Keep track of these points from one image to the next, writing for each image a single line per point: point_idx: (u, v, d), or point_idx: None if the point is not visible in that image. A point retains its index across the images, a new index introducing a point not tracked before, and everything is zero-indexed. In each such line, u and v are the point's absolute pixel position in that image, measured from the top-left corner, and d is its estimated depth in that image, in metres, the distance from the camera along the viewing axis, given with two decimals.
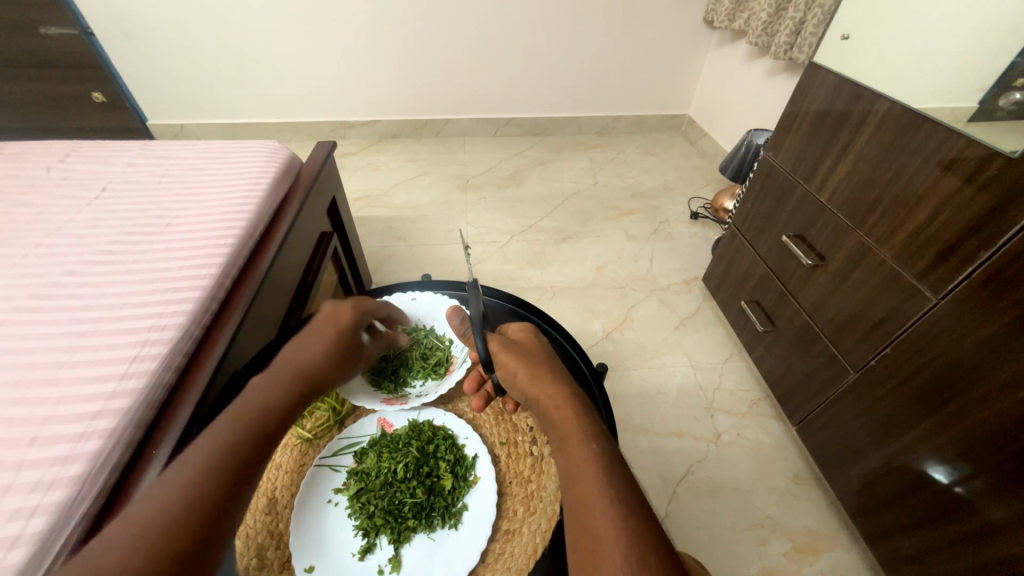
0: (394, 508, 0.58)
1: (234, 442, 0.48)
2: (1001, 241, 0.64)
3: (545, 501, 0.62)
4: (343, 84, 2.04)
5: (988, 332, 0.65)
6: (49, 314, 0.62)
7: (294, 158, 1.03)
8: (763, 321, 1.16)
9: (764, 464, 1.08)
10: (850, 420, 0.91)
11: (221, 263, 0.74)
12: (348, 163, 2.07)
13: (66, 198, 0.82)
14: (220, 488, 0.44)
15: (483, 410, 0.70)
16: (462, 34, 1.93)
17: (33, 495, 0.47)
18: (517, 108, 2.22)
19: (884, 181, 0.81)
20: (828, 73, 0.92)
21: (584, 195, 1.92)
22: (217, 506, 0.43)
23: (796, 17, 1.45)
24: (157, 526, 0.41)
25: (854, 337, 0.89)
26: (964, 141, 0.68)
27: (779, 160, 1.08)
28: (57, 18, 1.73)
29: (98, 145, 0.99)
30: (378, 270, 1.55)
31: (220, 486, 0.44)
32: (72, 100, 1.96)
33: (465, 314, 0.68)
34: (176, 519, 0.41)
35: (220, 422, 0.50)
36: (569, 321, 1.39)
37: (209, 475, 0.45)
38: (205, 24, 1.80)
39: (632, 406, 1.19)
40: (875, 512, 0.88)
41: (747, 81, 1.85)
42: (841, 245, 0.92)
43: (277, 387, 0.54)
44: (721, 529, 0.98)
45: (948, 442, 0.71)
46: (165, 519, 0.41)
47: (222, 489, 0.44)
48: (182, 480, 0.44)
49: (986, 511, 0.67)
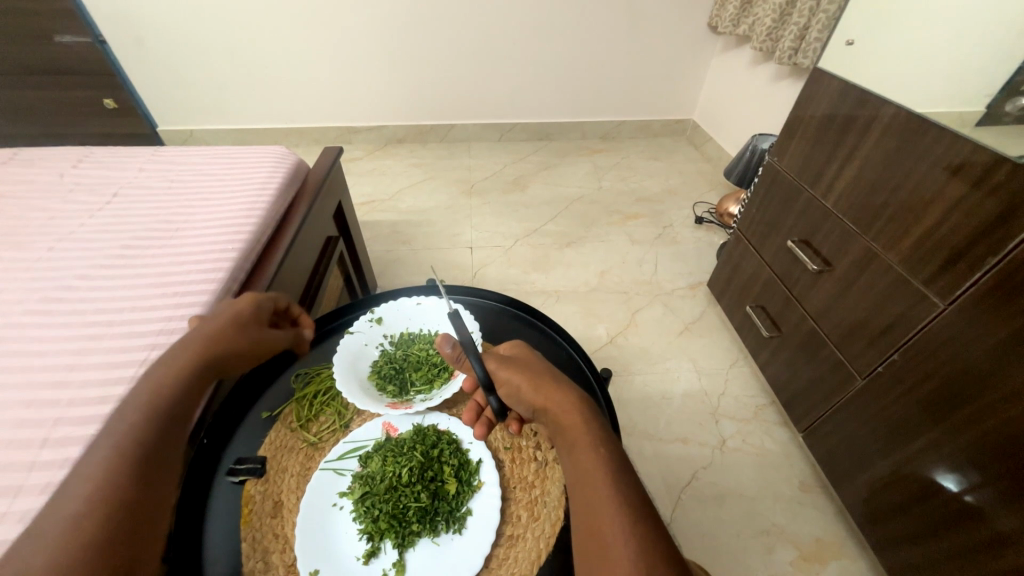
0: (399, 512, 0.58)
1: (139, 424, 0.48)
2: (1011, 246, 0.63)
3: (550, 506, 0.62)
4: (351, 90, 2.07)
5: (997, 339, 0.65)
6: (61, 318, 0.63)
7: (301, 163, 1.04)
8: (769, 326, 1.15)
9: (770, 470, 1.07)
10: (858, 426, 0.90)
11: (230, 267, 0.75)
12: (354, 168, 2.09)
13: (79, 203, 0.83)
14: (126, 471, 0.45)
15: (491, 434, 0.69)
16: (467, 39, 1.95)
17: (43, 497, 0.48)
18: (522, 113, 2.23)
19: (891, 186, 0.81)
20: (833, 79, 0.91)
21: (588, 200, 1.93)
22: (125, 489, 0.44)
23: (801, 23, 1.46)
24: (70, 524, 0.41)
25: (860, 343, 0.88)
26: (971, 147, 0.68)
27: (784, 165, 1.08)
28: (71, 26, 1.76)
29: (109, 150, 1.00)
30: (383, 274, 1.57)
31: (126, 469, 0.45)
32: (83, 106, 1.99)
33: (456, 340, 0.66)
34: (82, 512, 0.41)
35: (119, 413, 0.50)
36: (573, 325, 1.39)
37: (114, 460, 0.45)
38: (215, 32, 1.83)
39: (636, 411, 1.18)
40: (883, 520, 0.87)
41: (752, 87, 1.86)
42: (847, 250, 0.91)
43: (171, 368, 0.54)
44: (727, 537, 0.97)
45: (958, 450, 0.70)
46: (86, 513, 0.41)
47: (130, 470, 0.45)
48: (87, 475, 0.44)
49: (997, 520, 0.66)
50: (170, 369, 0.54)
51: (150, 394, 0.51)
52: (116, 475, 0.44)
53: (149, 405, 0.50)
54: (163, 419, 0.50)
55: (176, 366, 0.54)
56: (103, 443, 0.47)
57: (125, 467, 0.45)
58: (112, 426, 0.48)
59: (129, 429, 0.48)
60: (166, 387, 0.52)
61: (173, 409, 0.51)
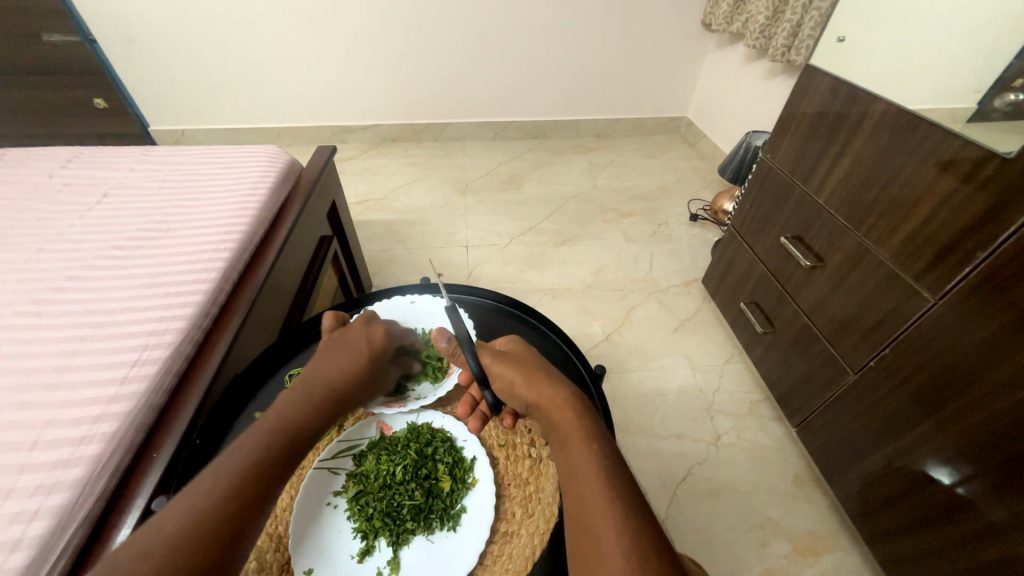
0: (394, 509, 0.59)
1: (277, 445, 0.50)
2: (999, 241, 0.64)
3: (544, 502, 0.62)
4: (344, 89, 2.06)
5: (986, 332, 0.65)
6: (50, 319, 0.63)
7: (294, 163, 1.04)
8: (762, 322, 1.16)
9: (764, 465, 1.08)
10: (850, 420, 0.91)
11: (222, 267, 0.74)
12: (348, 167, 2.08)
13: (69, 203, 0.82)
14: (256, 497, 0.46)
15: (485, 428, 0.69)
16: (460, 37, 1.94)
17: (33, 499, 0.47)
18: (516, 111, 2.23)
19: (881, 181, 0.81)
20: (825, 76, 0.92)
21: (583, 198, 1.93)
22: (249, 517, 0.45)
23: (793, 20, 1.46)
24: (196, 533, 0.41)
25: (853, 338, 0.89)
26: (960, 142, 0.68)
27: (776, 161, 1.09)
28: (60, 25, 1.74)
29: (99, 150, 1.00)
30: (377, 273, 1.56)
31: (257, 495, 0.46)
32: (73, 106, 1.97)
33: (451, 334, 0.67)
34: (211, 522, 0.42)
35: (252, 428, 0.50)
36: (568, 323, 1.39)
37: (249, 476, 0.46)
38: (206, 31, 1.82)
39: (632, 408, 1.19)
40: (876, 513, 0.87)
41: (745, 84, 1.87)
42: (839, 245, 0.92)
43: (309, 398, 0.56)
44: (722, 532, 0.98)
45: (949, 442, 0.71)
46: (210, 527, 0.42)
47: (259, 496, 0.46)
48: (223, 483, 0.45)
49: (988, 511, 0.67)
50: (306, 399, 0.55)
51: (287, 419, 0.53)
52: (248, 496, 0.45)
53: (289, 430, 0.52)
54: (294, 450, 0.51)
55: (311, 398, 0.55)
56: (245, 447, 0.48)
57: (256, 488, 0.46)
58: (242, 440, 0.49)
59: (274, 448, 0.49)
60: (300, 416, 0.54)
61: (301, 441, 0.53)
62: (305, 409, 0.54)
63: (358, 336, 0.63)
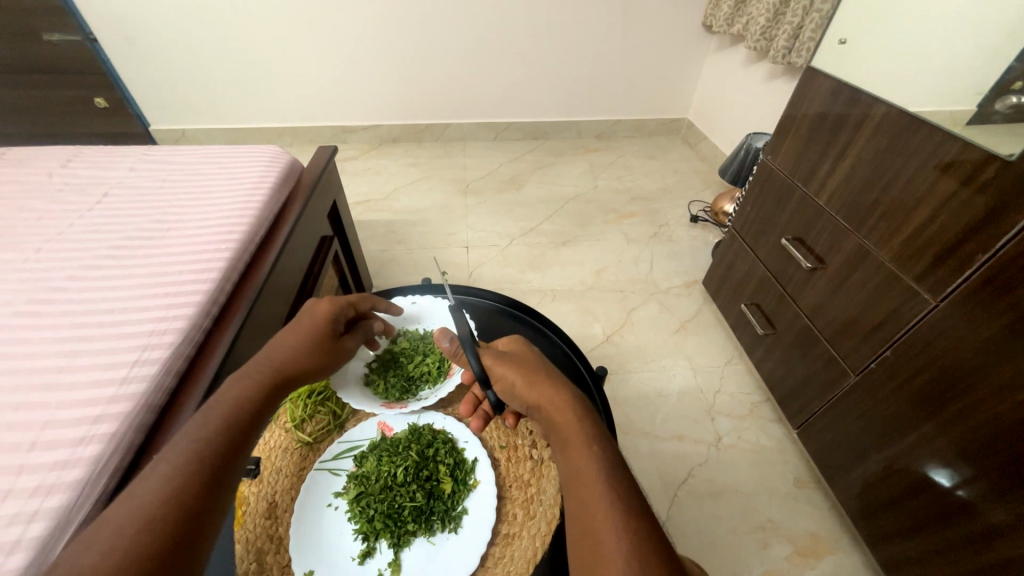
0: (394, 512, 0.58)
1: (211, 439, 0.47)
2: (1000, 243, 0.64)
3: (544, 505, 0.62)
4: (346, 90, 2.06)
5: (988, 334, 0.65)
6: (49, 320, 0.62)
7: (295, 163, 1.04)
8: (763, 324, 1.16)
9: (764, 466, 1.08)
10: (851, 422, 0.90)
11: (222, 268, 0.74)
12: (348, 168, 2.08)
13: (68, 203, 0.82)
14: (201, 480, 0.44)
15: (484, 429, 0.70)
16: (461, 38, 1.94)
17: (33, 500, 0.47)
18: (517, 112, 2.23)
19: (882, 183, 0.81)
20: (825, 78, 0.92)
21: (583, 199, 1.93)
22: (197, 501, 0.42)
23: (794, 22, 1.46)
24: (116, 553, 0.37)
25: (853, 339, 0.89)
26: (960, 145, 0.68)
27: (777, 163, 1.08)
28: (60, 24, 1.74)
29: (99, 149, 0.99)
30: (377, 274, 1.56)
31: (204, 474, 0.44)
32: (73, 106, 1.97)
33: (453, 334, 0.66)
34: (135, 538, 0.38)
35: (199, 416, 0.49)
36: (569, 324, 1.39)
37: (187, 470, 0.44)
38: (207, 31, 1.82)
39: (632, 409, 1.18)
40: (877, 514, 0.87)
41: (745, 86, 1.87)
42: (840, 247, 0.92)
43: (248, 384, 0.53)
44: (722, 533, 0.98)
45: (949, 445, 0.71)
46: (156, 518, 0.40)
47: (197, 496, 0.42)
48: (160, 476, 0.43)
49: (988, 513, 0.67)
50: (247, 380, 0.54)
51: (222, 413, 0.49)
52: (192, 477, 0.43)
53: (225, 425, 0.49)
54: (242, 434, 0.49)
55: (250, 376, 0.54)
56: (162, 460, 0.44)
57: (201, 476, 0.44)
58: (189, 432, 0.47)
59: (204, 445, 0.46)
60: (238, 404, 0.51)
61: (248, 430, 0.50)
62: (245, 396, 0.52)
63: (303, 316, 0.63)
